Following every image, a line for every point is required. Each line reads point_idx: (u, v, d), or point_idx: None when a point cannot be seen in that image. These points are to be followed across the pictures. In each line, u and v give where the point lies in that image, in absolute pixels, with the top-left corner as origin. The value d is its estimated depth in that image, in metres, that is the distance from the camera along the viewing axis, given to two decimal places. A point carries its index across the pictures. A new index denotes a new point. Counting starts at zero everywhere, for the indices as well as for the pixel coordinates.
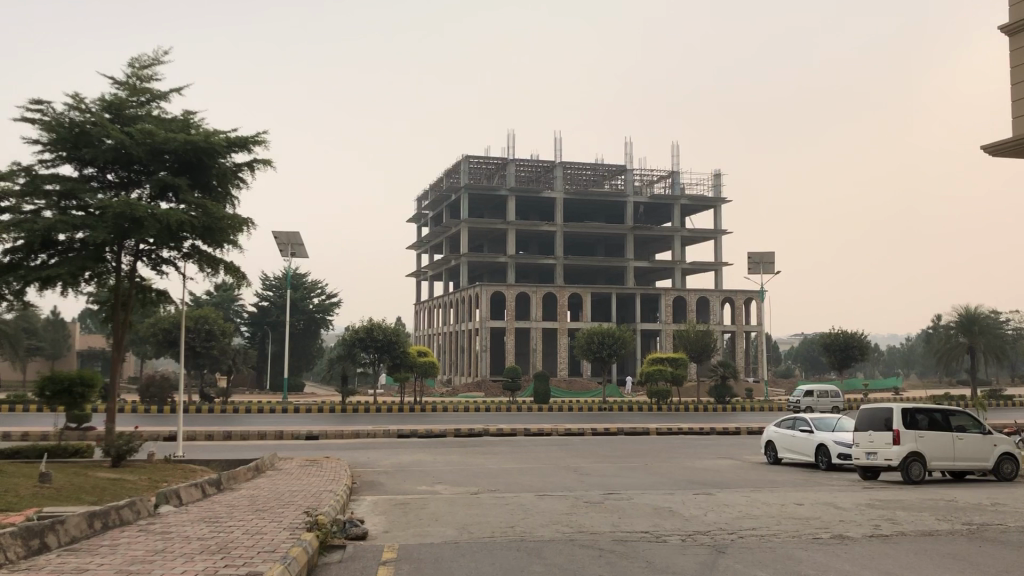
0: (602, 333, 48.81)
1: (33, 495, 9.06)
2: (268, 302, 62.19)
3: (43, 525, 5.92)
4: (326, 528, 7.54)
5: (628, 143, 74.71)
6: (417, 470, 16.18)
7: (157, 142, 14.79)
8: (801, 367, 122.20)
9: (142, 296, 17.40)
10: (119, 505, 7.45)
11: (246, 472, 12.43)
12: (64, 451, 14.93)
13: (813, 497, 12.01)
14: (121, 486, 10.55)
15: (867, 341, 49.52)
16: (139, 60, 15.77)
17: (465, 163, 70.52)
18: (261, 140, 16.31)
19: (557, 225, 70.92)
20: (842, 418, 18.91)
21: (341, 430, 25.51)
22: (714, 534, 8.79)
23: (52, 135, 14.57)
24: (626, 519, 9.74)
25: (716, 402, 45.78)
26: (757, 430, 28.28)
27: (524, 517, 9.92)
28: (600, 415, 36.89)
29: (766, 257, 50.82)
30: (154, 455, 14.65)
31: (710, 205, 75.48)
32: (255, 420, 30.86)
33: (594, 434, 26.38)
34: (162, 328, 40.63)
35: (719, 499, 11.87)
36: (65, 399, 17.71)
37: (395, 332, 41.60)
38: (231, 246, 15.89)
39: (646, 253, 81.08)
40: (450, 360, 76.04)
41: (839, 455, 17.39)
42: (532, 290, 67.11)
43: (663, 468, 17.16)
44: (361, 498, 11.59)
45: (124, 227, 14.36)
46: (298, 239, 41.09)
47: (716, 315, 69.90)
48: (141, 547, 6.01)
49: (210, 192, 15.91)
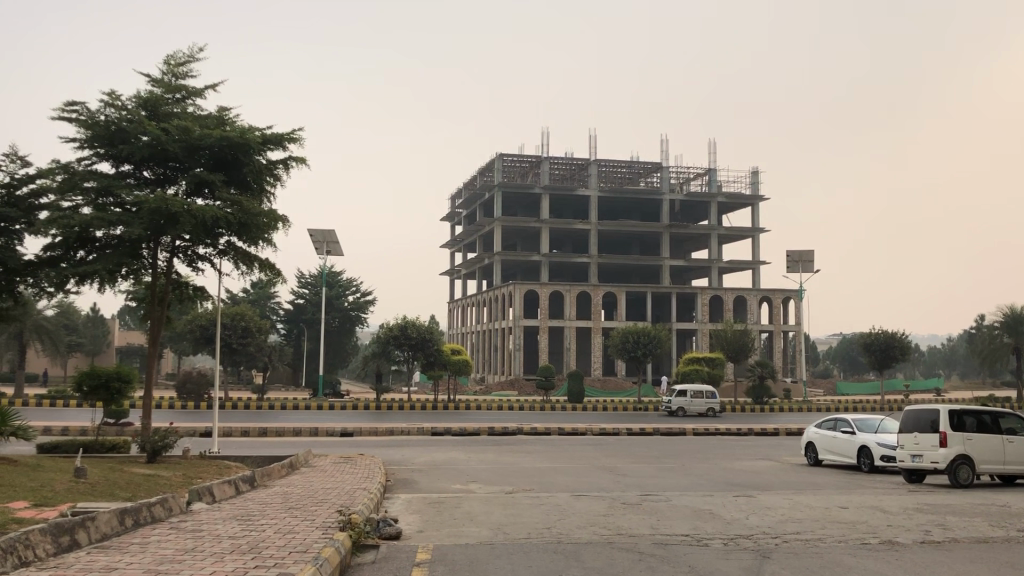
0: (637, 333, 48.43)
1: (70, 491, 9.04)
2: (303, 300, 62.56)
3: (74, 522, 5.84)
4: (359, 528, 7.40)
5: (664, 141, 74.13)
6: (451, 468, 16.06)
7: (193, 138, 14.79)
8: (841, 367, 120.30)
9: (179, 293, 17.44)
10: (151, 502, 7.35)
11: (280, 468, 12.39)
12: (100, 446, 15.01)
13: (859, 501, 11.65)
14: (156, 482, 10.53)
15: (909, 341, 48.54)
16: (174, 56, 15.79)
17: (499, 161, 70.42)
18: (295, 137, 16.27)
19: (592, 223, 70.55)
20: (886, 418, 18.47)
21: (375, 428, 25.47)
22: (758, 538, 8.51)
23: (89, 132, 14.68)
24: (663, 521, 9.48)
25: (753, 403, 45.20)
26: (797, 431, 27.83)
27: (560, 518, 9.71)
28: (636, 415, 36.51)
29: (805, 256, 50.06)
30: (190, 451, 14.67)
31: (747, 203, 74.63)
32: (290, 418, 30.97)
33: (630, 434, 26.10)
34: (199, 325, 40.95)
35: (760, 501, 11.58)
36: (102, 394, 17.80)
37: (429, 330, 41.59)
38: (266, 243, 15.86)
39: (682, 251, 80.40)
40: (484, 359, 75.97)
41: (881, 457, 16.92)
42: (567, 288, 66.80)
43: (701, 469, 16.87)
44: (394, 497, 11.45)
45: (159, 223, 14.40)
46: (334, 237, 41.24)
47: (753, 315, 69.14)
48: (172, 546, 5.88)
49: (246, 189, 15.88)
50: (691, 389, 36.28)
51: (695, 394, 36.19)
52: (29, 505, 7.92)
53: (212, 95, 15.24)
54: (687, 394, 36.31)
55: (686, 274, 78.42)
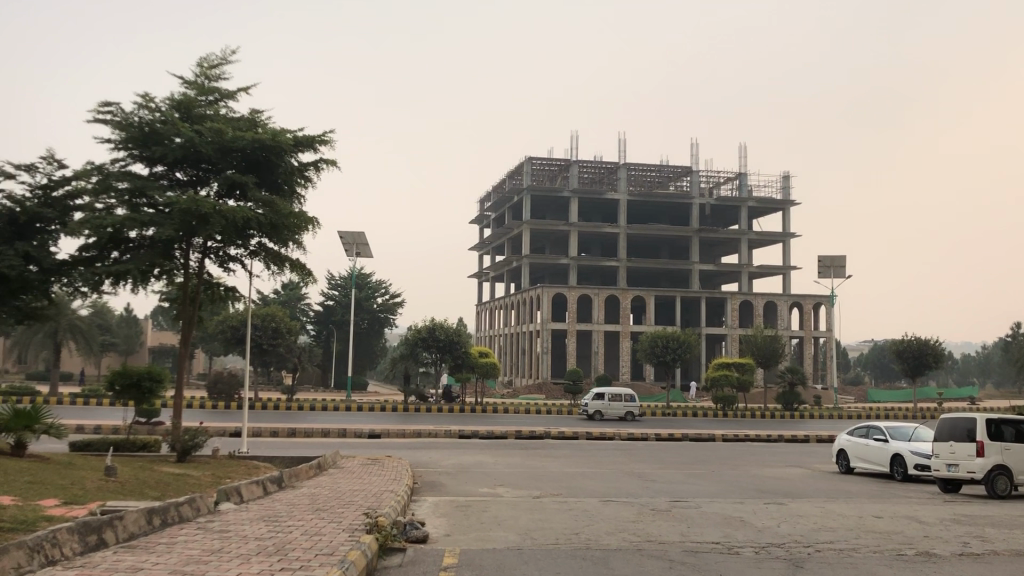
0: (666, 337, 48.08)
1: (100, 489, 9.09)
2: (333, 301, 62.88)
3: (101, 521, 5.84)
4: (385, 531, 7.36)
5: (695, 144, 73.63)
6: (479, 472, 15.99)
7: (226, 141, 14.87)
8: (872, 374, 118.88)
9: (211, 293, 17.55)
10: (179, 502, 7.36)
11: (308, 469, 12.38)
12: (130, 445, 15.04)
13: (893, 510, 11.44)
14: (185, 482, 10.57)
15: (943, 348, 47.77)
16: (207, 59, 15.92)
17: (528, 164, 70.33)
18: (327, 139, 16.31)
19: (621, 226, 70.24)
20: (920, 426, 18.16)
21: (403, 430, 25.47)
22: (790, 547, 8.34)
23: (123, 134, 14.83)
24: (693, 529, 9.33)
25: (784, 410, 44.69)
26: (828, 438, 27.46)
27: (588, 523, 9.60)
28: (665, 420, 36.23)
29: (837, 261, 49.48)
30: (219, 451, 14.71)
31: (778, 207, 73.97)
32: (318, 418, 31.10)
33: (658, 439, 25.91)
34: (229, 326, 41.22)
35: (791, 510, 11.39)
36: (134, 393, 17.94)
37: (457, 332, 41.60)
38: (296, 245, 15.92)
39: (712, 255, 79.84)
40: (512, 362, 75.90)
41: (916, 466, 16.60)
42: (595, 292, 66.55)
43: (731, 476, 16.67)
44: (421, 499, 11.40)
45: (191, 224, 14.48)
46: (362, 239, 41.36)
47: (784, 320, 68.47)
48: (198, 546, 5.85)
49: (277, 190, 15.94)
50: (609, 392, 35.89)
51: (612, 397, 35.73)
52: (59, 503, 7.94)
53: (245, 97, 15.31)
54: (604, 397, 35.94)
55: (716, 278, 77.87)
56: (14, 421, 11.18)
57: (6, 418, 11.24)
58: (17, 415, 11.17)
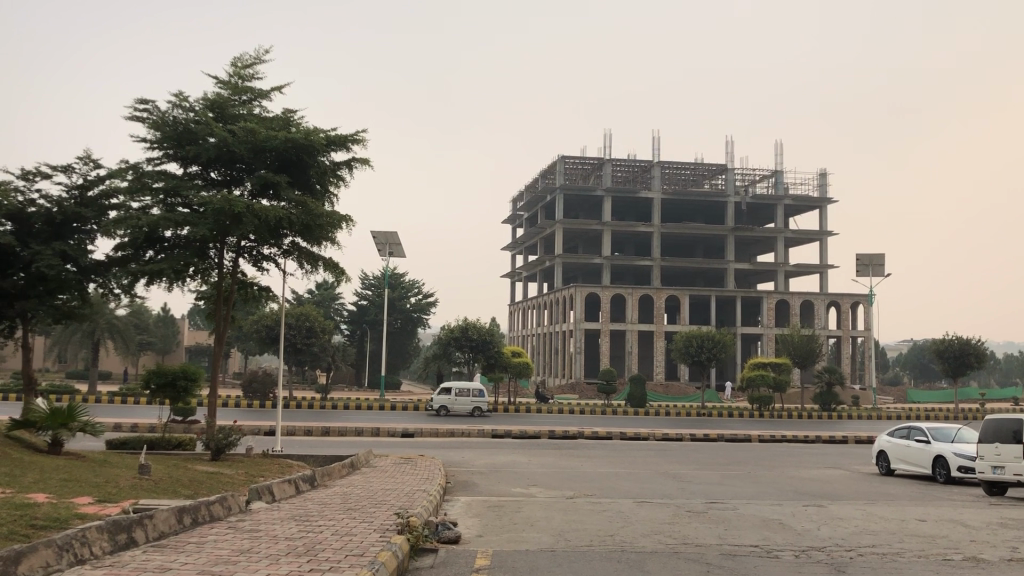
0: (701, 337, 47.65)
1: (134, 487, 9.12)
2: (367, 301, 63.20)
3: (131, 520, 5.80)
4: (417, 532, 7.26)
5: (730, 142, 72.95)
6: (511, 472, 15.86)
7: (259, 140, 14.89)
8: (911, 374, 117.16)
9: (245, 293, 17.61)
10: (210, 501, 7.32)
11: (340, 468, 12.35)
12: (167, 443, 15.19)
13: (939, 514, 11.09)
14: (219, 480, 10.56)
15: (985, 348, 46.78)
16: (241, 59, 15.98)
17: (561, 163, 70.11)
18: (359, 139, 16.28)
19: (655, 225, 69.79)
20: (963, 428, 17.75)
21: (436, 429, 25.45)
22: (831, 551, 8.11)
23: (158, 133, 14.94)
24: (731, 531, 9.14)
25: (821, 410, 44.13)
26: (867, 439, 27.01)
27: (623, 525, 9.44)
28: (701, 421, 35.92)
29: (876, 259, 48.73)
30: (253, 450, 14.77)
31: (815, 206, 73.08)
32: (352, 417, 31.26)
33: (693, 440, 25.67)
34: (264, 325, 41.51)
35: (831, 512, 11.12)
36: (170, 392, 18.05)
37: (490, 332, 41.57)
38: (330, 244, 15.94)
39: (747, 254, 79.08)
40: (545, 362, 75.71)
41: (958, 468, 16.15)
42: (629, 292, 66.07)
43: (768, 477, 16.42)
44: (453, 499, 11.31)
45: (224, 223, 14.51)
46: (395, 239, 41.45)
47: (821, 319, 67.64)
48: (228, 546, 5.79)
49: (310, 191, 15.95)
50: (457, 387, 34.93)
51: (459, 393, 34.74)
52: (93, 501, 7.94)
53: (278, 96, 15.34)
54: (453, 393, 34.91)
55: (751, 278, 77.15)
56: (50, 420, 11.26)
57: (42, 416, 11.33)
58: (53, 414, 11.24)
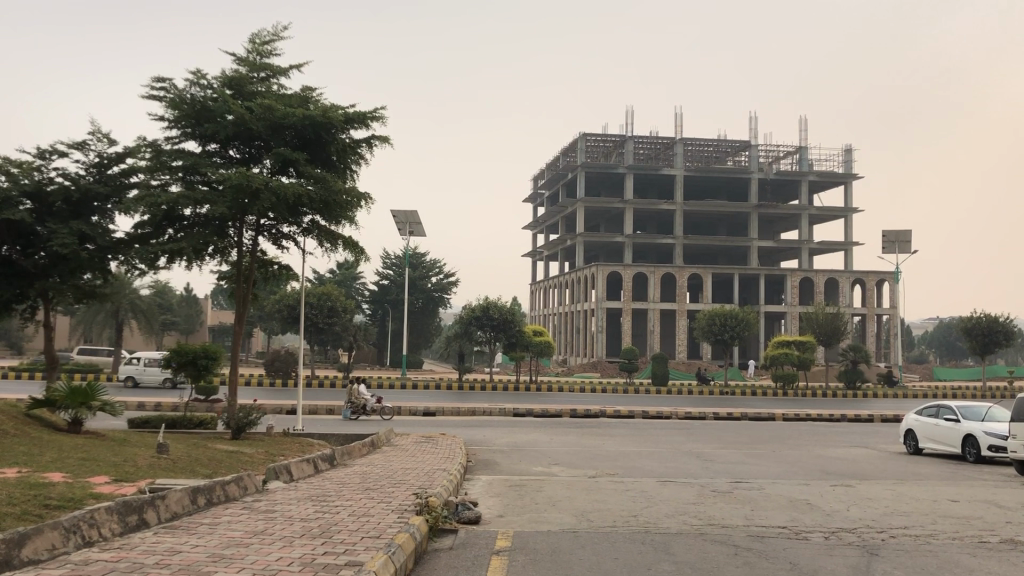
0: (724, 315, 47.17)
1: (150, 467, 9.02)
2: (388, 280, 63.21)
3: (143, 500, 5.67)
4: (436, 512, 7.10)
5: (754, 117, 71.99)
6: (532, 450, 15.72)
7: (277, 117, 14.72)
8: (937, 353, 115.82)
9: (265, 272, 17.50)
10: (225, 480, 7.21)
11: (360, 447, 12.23)
12: (188, 422, 15.22)
13: (971, 495, 10.79)
14: (238, 460, 10.46)
15: (1013, 326, 45.98)
16: (259, 35, 15.79)
17: (582, 141, 69.54)
18: (379, 116, 16.06)
19: (678, 203, 69.14)
20: (994, 406, 17.37)
21: (459, 408, 25.33)
22: (863, 533, 7.88)
23: (177, 112, 14.81)
24: (758, 512, 8.93)
25: (846, 388, 43.64)
26: (894, 417, 26.66)
27: (648, 505, 9.26)
28: (725, 399, 35.64)
29: (903, 236, 47.95)
30: (273, 428, 14.68)
31: (840, 181, 72.15)
32: (373, 397, 31.32)
33: (718, 418, 25.46)
34: (286, 305, 41.53)
35: (860, 492, 10.87)
36: (190, 371, 18.02)
37: (511, 311, 41.40)
38: (349, 222, 15.79)
39: (771, 232, 78.29)
40: (567, 341, 75.63)
41: (989, 448, 15.80)
42: (650, 270, 65.55)
43: (793, 456, 16.20)
44: (475, 478, 11.18)
45: (243, 202, 14.37)
46: (416, 218, 41.26)
47: (846, 297, 67.00)
48: (242, 527, 5.65)
49: (330, 168, 15.77)
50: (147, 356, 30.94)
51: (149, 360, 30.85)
52: (109, 480, 7.86)
53: (296, 72, 15.13)
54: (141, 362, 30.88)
55: (775, 255, 76.45)
56: (70, 398, 11.27)
57: (62, 394, 11.35)
58: (72, 392, 11.24)
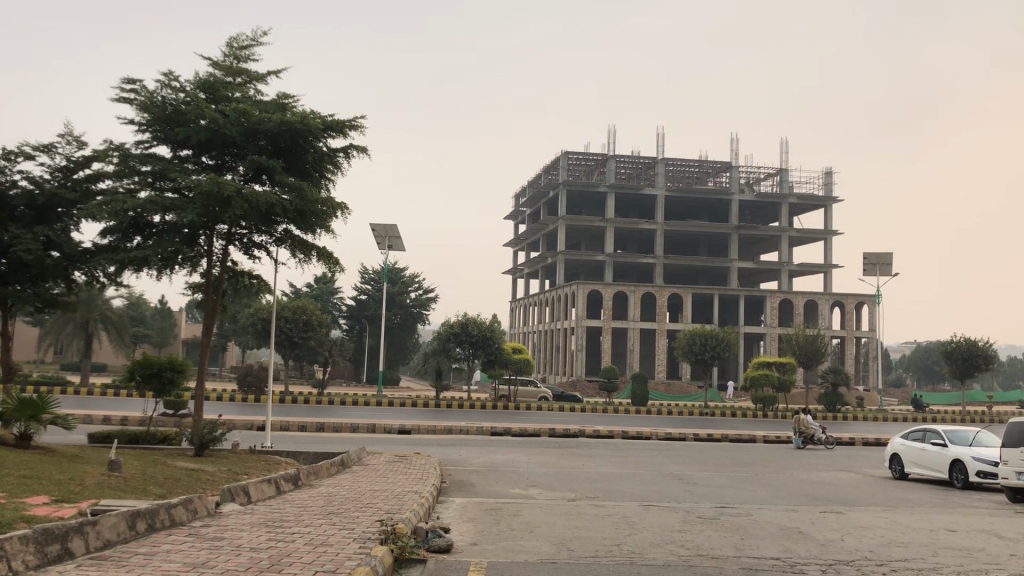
0: (704, 335, 46.80)
1: (99, 486, 8.35)
2: (366, 295, 62.46)
3: (69, 528, 5.07)
4: (403, 541, 6.51)
5: (735, 138, 72.14)
6: (509, 471, 15.14)
7: (252, 122, 14.13)
8: (915, 376, 116.43)
9: (235, 283, 16.82)
10: (172, 504, 6.58)
11: (329, 466, 11.60)
12: (152, 437, 14.54)
13: (968, 524, 10.30)
14: (198, 479, 9.80)
15: (993, 350, 45.80)
16: (237, 39, 15.23)
17: (564, 159, 69.33)
18: (358, 125, 15.53)
19: (659, 223, 68.82)
20: (980, 431, 17.00)
21: (435, 426, 24.61)
22: (861, 565, 7.36)
23: (147, 115, 14.18)
24: (748, 541, 8.38)
25: (826, 411, 43.26)
26: (878, 441, 26.30)
27: (632, 532, 8.69)
28: (705, 420, 35.17)
29: (884, 258, 47.80)
30: (239, 445, 13.99)
31: (820, 204, 72.32)
32: (347, 413, 30.63)
33: (700, 439, 24.97)
34: (261, 318, 40.58)
35: (852, 520, 10.35)
36: (155, 383, 17.23)
37: (490, 328, 40.81)
38: (325, 232, 15.21)
39: (751, 253, 78.29)
40: (546, 359, 75.07)
41: (977, 473, 15.37)
42: (631, 289, 65.10)
43: (777, 479, 15.71)
44: (448, 500, 10.61)
45: (214, 209, 13.74)
46: (395, 232, 40.65)
47: (825, 319, 66.88)
48: (181, 559, 5.04)
49: (305, 176, 15.18)
50: None
51: None
52: (48, 501, 7.18)
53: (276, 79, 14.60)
54: None
55: (755, 276, 76.38)
56: (19, 411, 10.49)
57: (11, 407, 10.55)
58: (22, 404, 10.50)
